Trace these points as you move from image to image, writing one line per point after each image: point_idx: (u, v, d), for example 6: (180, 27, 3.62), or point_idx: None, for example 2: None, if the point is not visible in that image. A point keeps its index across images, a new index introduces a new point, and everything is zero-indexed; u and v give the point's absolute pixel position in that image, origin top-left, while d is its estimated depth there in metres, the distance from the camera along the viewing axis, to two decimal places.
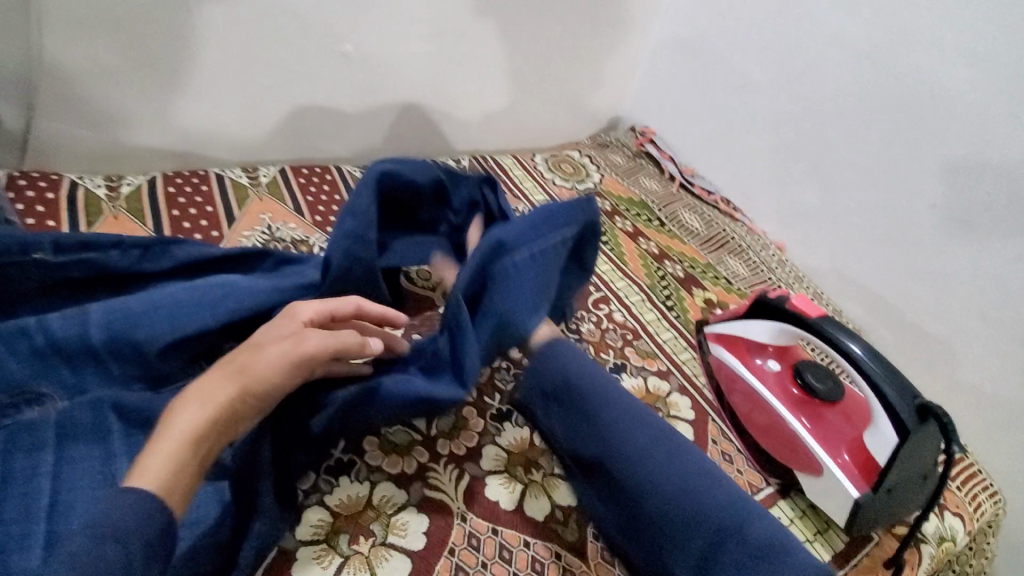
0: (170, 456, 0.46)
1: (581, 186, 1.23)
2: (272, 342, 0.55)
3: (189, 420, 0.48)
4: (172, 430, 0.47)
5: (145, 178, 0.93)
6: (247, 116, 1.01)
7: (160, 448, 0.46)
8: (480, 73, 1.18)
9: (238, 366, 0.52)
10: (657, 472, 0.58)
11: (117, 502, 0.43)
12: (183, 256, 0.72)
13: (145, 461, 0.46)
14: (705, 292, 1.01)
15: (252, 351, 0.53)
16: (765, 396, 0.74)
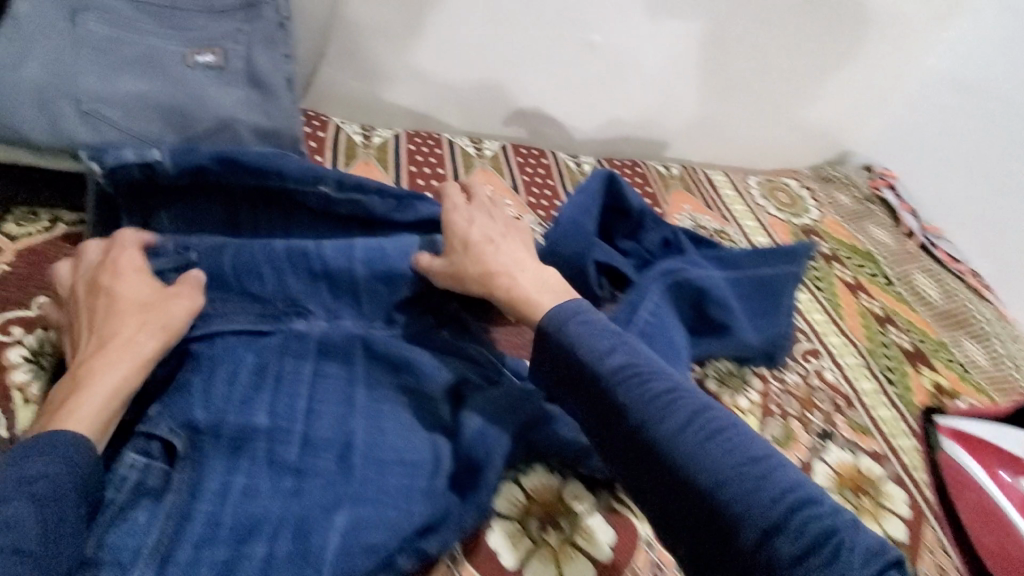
0: (97, 404, 0.51)
1: (798, 220, 1.12)
2: (125, 286, 0.60)
3: (115, 374, 0.53)
4: (98, 381, 0.52)
5: (392, 133, 1.02)
6: (485, 90, 1.06)
7: (84, 404, 0.51)
8: (715, 83, 1.14)
9: (136, 311, 0.58)
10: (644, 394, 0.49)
11: (46, 445, 0.47)
12: (421, 212, 0.76)
13: (77, 406, 0.51)
14: (936, 376, 0.87)
15: (135, 299, 0.59)
16: (1005, 510, 0.69)
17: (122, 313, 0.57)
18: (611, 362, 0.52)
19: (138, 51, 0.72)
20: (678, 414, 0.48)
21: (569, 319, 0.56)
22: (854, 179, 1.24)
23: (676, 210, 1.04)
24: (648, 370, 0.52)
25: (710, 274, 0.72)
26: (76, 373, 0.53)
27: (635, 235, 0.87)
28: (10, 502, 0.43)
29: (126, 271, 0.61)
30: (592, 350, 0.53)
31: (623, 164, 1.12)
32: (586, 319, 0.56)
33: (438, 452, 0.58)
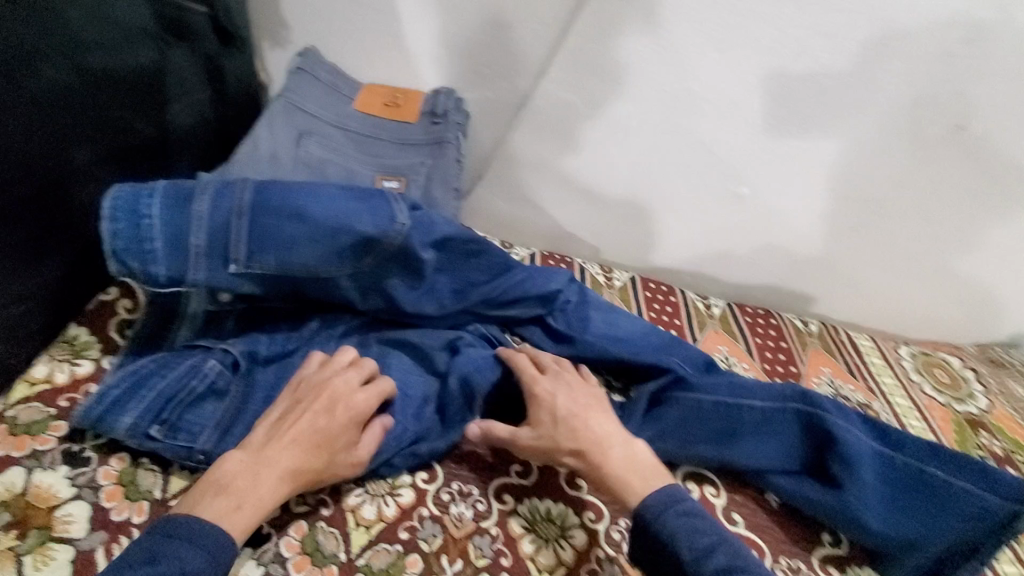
0: (251, 517, 0.54)
1: (960, 405, 0.98)
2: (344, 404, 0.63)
3: (268, 484, 0.56)
4: (271, 474, 0.57)
5: (528, 252, 1.09)
6: (626, 224, 1.10)
7: (248, 495, 0.55)
8: (868, 243, 1.07)
9: (328, 447, 0.60)
10: (689, 534, 0.58)
11: (201, 536, 0.51)
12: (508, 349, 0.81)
13: (237, 509, 0.54)
14: None
15: (335, 432, 0.61)
16: None
17: (305, 431, 0.60)
18: (660, 512, 0.60)
19: (340, 172, 0.85)
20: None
21: (664, 510, 0.60)
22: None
23: (813, 373, 0.96)
24: (714, 539, 0.58)
25: (857, 438, 0.70)
26: (257, 469, 0.57)
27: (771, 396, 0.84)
28: (187, 555, 0.50)
29: (342, 413, 0.62)
30: (693, 553, 0.57)
31: (754, 311, 1.08)
32: (687, 513, 0.60)
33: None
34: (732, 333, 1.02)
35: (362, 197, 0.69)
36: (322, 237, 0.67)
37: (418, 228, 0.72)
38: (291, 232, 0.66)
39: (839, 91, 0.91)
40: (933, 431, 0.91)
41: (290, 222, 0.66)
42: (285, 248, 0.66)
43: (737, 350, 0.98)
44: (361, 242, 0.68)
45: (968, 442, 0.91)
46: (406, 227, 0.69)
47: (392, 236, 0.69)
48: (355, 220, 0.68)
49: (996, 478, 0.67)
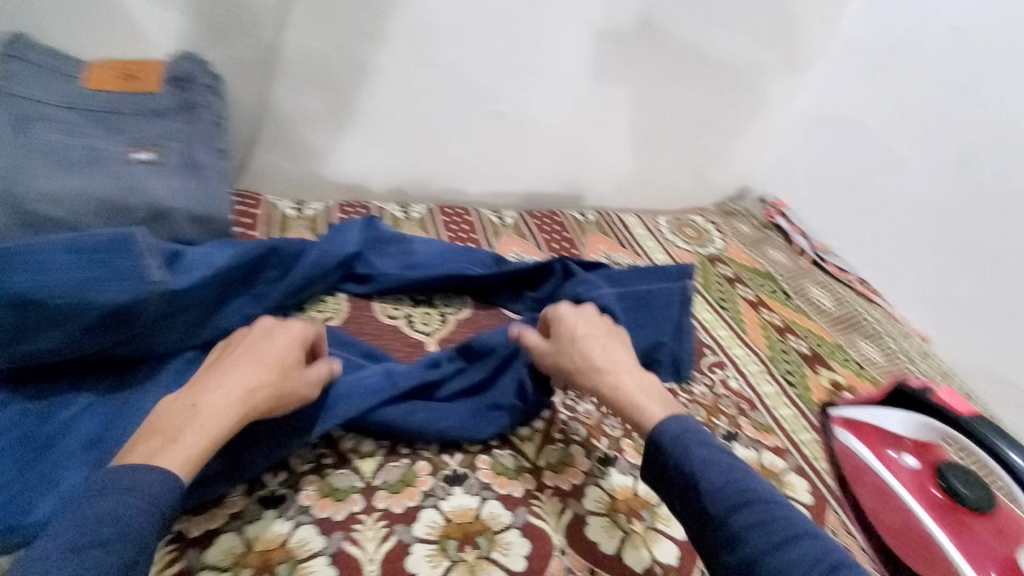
0: (195, 447, 0.51)
1: (703, 250, 1.23)
2: (283, 337, 0.62)
3: (222, 419, 0.53)
4: (214, 418, 0.53)
5: (322, 206, 1.12)
6: (413, 160, 1.18)
7: (187, 426, 0.52)
8: (615, 135, 1.26)
9: (270, 364, 0.59)
10: (712, 460, 0.56)
11: (137, 483, 0.47)
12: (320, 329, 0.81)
13: (176, 442, 0.51)
14: (833, 374, 0.95)
15: (277, 355, 0.60)
16: (897, 490, 0.70)
17: (248, 357, 0.59)
18: (679, 439, 0.58)
19: (82, 152, 0.79)
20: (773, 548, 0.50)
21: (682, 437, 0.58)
22: (751, 211, 1.37)
23: (591, 253, 1.15)
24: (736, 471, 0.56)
25: (600, 293, 0.80)
26: (195, 401, 0.54)
27: (522, 291, 0.96)
28: (127, 502, 0.46)
29: (283, 336, 0.62)
30: (712, 483, 0.54)
31: (541, 215, 1.24)
32: (700, 438, 0.58)
33: (360, 480, 0.63)
34: (523, 236, 1.15)
35: (103, 260, 0.63)
36: (62, 317, 0.61)
37: (182, 276, 0.69)
38: (16, 320, 0.59)
39: (552, 5, 1.06)
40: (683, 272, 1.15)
41: (12, 309, 0.59)
42: (21, 337, 0.60)
43: (528, 248, 1.13)
44: (114, 308, 0.63)
45: (709, 274, 1.15)
46: (165, 282, 0.66)
47: (148, 297, 0.65)
48: (94, 290, 0.62)
49: (666, 270, 0.87)
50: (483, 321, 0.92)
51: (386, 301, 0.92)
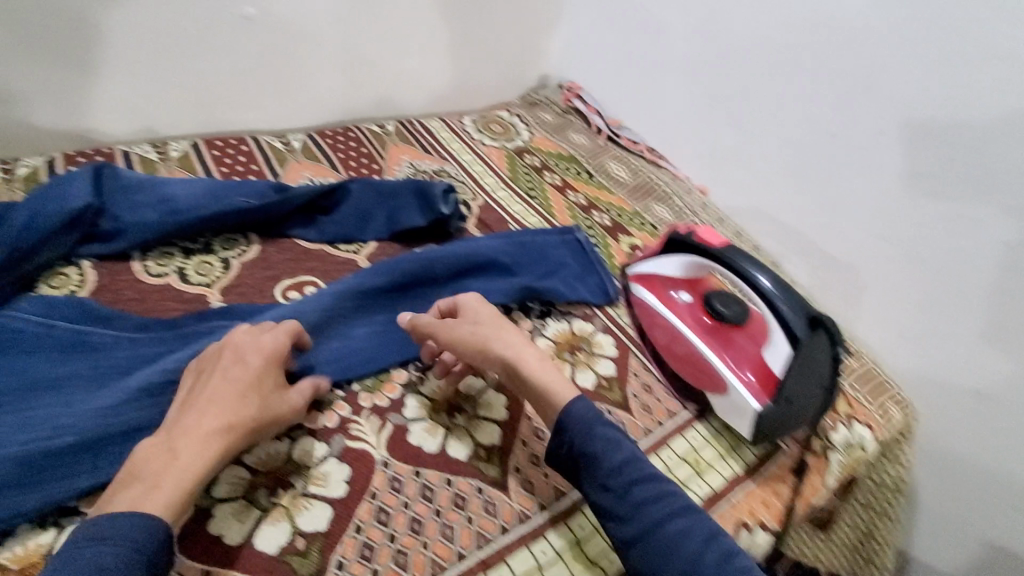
0: (178, 485, 0.48)
1: (510, 144, 1.23)
2: (256, 356, 0.57)
3: (198, 454, 0.50)
4: (190, 459, 0.50)
5: (44, 159, 0.90)
6: (149, 87, 0.97)
7: (167, 471, 0.49)
8: (393, 34, 1.16)
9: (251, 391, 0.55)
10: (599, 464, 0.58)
11: (113, 530, 0.45)
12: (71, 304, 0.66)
13: (160, 486, 0.48)
14: (632, 239, 1.03)
15: (253, 381, 0.56)
16: (676, 324, 0.77)
17: (236, 390, 0.54)
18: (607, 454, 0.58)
19: None
20: (652, 502, 0.55)
21: (591, 424, 0.59)
22: (551, 98, 1.38)
23: (394, 164, 1.08)
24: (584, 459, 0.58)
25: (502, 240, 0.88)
26: (173, 444, 0.50)
27: (313, 214, 0.87)
28: (103, 548, 0.44)
29: (254, 354, 0.58)
30: (612, 461, 0.57)
31: (333, 133, 1.13)
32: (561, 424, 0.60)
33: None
34: (314, 158, 1.04)
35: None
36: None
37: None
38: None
39: None
40: (491, 169, 1.13)
41: None
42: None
43: (322, 170, 1.02)
44: None
45: (517, 167, 1.16)
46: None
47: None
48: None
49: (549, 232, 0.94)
50: (275, 255, 0.82)
51: (149, 257, 0.78)
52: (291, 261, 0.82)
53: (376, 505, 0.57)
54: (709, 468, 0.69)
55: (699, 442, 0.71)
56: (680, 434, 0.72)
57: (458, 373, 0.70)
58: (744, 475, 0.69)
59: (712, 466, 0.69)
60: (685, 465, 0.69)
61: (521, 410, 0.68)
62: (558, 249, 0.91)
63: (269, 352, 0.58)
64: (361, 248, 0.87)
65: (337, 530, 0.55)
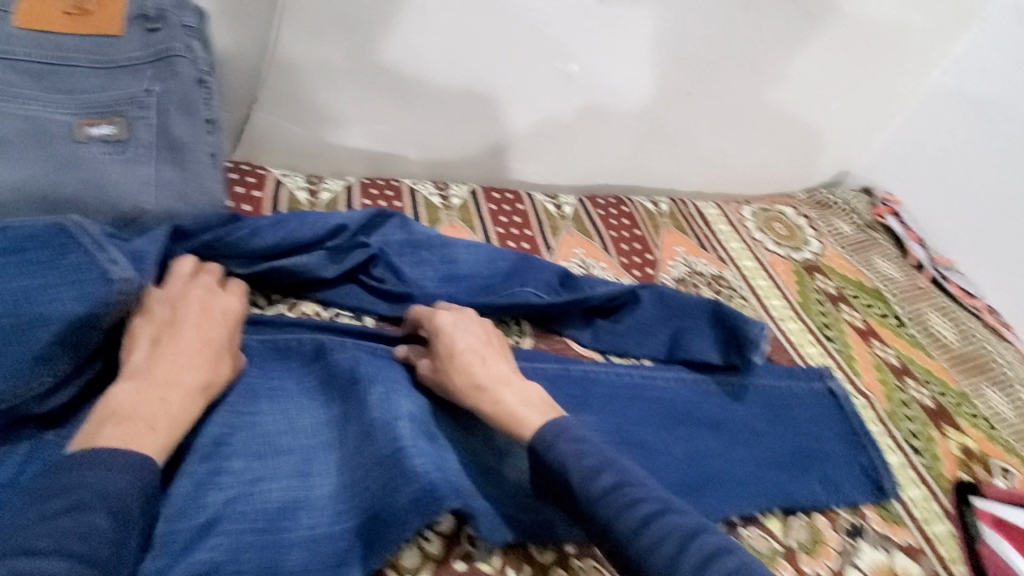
0: (169, 437, 0.47)
1: (798, 255, 1.02)
2: (218, 324, 0.57)
3: (178, 405, 0.50)
4: (175, 420, 0.49)
5: (343, 183, 0.89)
6: (451, 126, 0.95)
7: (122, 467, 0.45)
8: (697, 107, 1.04)
9: (214, 358, 0.54)
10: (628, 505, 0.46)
11: (111, 466, 0.43)
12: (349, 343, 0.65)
13: (150, 430, 0.47)
14: (964, 437, 0.78)
15: (218, 345, 0.55)
16: None
17: (197, 353, 0.53)
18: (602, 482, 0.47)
19: (18, 126, 0.57)
20: (629, 512, 0.45)
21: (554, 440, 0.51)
22: (853, 202, 1.13)
23: (668, 256, 0.94)
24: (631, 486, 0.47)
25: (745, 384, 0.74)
26: (159, 395, 0.49)
27: (593, 316, 0.76)
28: (91, 512, 0.40)
29: (217, 319, 0.57)
30: (582, 475, 0.48)
31: (606, 201, 1.02)
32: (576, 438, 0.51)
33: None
34: (586, 231, 0.94)
35: (44, 262, 0.51)
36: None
37: (144, 268, 0.56)
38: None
39: None
40: (779, 288, 0.94)
41: None
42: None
43: (594, 249, 0.91)
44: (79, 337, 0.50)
45: (808, 290, 0.95)
46: (133, 279, 0.53)
47: (114, 300, 0.52)
48: (34, 303, 0.49)
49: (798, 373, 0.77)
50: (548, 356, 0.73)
51: None
52: None
53: None
54: None
55: None
56: None
57: None
58: None
59: None
60: None
61: None
62: (816, 409, 0.74)
63: (226, 321, 0.58)
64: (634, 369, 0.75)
65: None
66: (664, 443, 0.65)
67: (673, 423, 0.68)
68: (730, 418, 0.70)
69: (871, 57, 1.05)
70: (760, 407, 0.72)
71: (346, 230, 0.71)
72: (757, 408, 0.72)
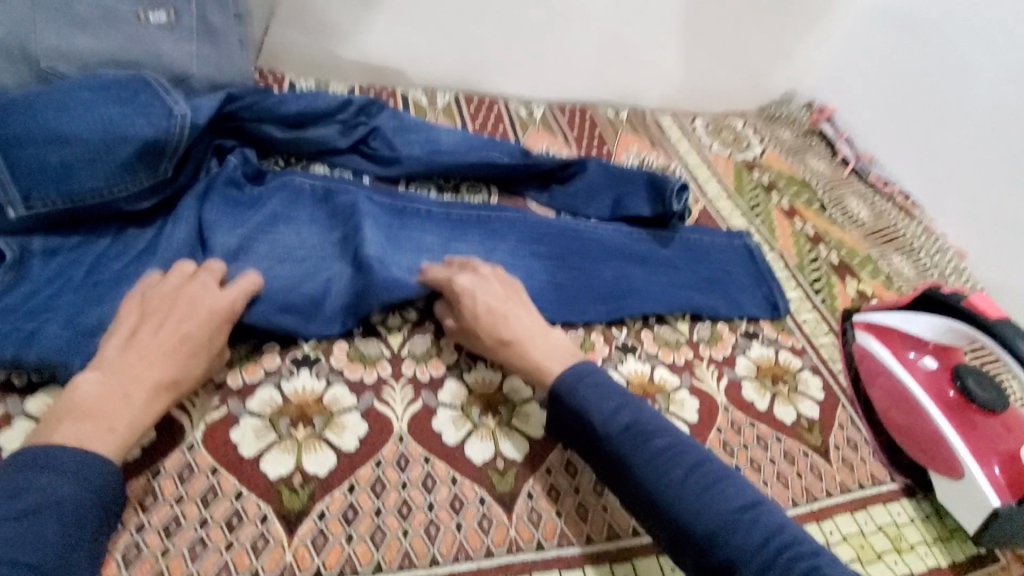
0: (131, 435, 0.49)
1: (740, 155, 1.17)
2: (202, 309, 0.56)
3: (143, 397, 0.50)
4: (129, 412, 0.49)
5: (346, 87, 1.06)
6: (438, 40, 1.11)
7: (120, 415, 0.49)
8: (654, 28, 1.19)
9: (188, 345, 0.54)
10: (628, 436, 0.55)
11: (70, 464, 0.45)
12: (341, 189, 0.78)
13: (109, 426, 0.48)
14: (861, 285, 0.94)
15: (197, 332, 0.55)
16: (911, 389, 0.72)
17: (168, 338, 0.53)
18: (606, 417, 0.56)
19: (92, 9, 0.72)
20: (656, 459, 0.54)
21: (575, 385, 0.58)
22: (795, 115, 1.28)
23: (622, 151, 1.10)
24: (630, 421, 0.56)
25: (674, 237, 0.89)
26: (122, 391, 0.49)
27: (548, 181, 0.93)
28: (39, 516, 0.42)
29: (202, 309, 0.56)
30: (611, 424, 0.56)
31: (571, 110, 1.18)
32: (597, 385, 0.58)
33: (389, 349, 0.65)
34: (552, 131, 1.11)
35: (123, 99, 0.65)
36: (96, 153, 0.63)
37: (198, 115, 0.69)
38: (58, 160, 0.62)
39: None
40: (717, 178, 1.10)
41: (51, 149, 0.62)
42: (63, 178, 0.63)
43: (557, 143, 1.08)
44: (146, 153, 0.65)
45: (743, 180, 1.11)
46: (189, 117, 0.67)
47: (175, 131, 0.66)
48: (119, 125, 0.64)
49: (718, 231, 0.92)
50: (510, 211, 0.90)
51: (411, 187, 0.90)
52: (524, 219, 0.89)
53: (568, 457, 0.61)
54: (909, 548, 0.65)
55: (902, 518, 0.67)
56: (882, 503, 0.68)
57: (655, 365, 0.73)
58: (945, 569, 0.65)
59: (912, 548, 0.65)
60: (883, 536, 0.65)
61: (711, 419, 0.69)
62: (733, 254, 0.89)
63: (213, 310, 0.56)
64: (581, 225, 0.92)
65: (532, 466, 0.59)
66: (595, 269, 0.80)
67: (607, 258, 0.82)
68: (657, 256, 0.85)
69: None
70: (684, 252, 0.87)
71: (350, 106, 0.87)
72: (683, 253, 0.87)
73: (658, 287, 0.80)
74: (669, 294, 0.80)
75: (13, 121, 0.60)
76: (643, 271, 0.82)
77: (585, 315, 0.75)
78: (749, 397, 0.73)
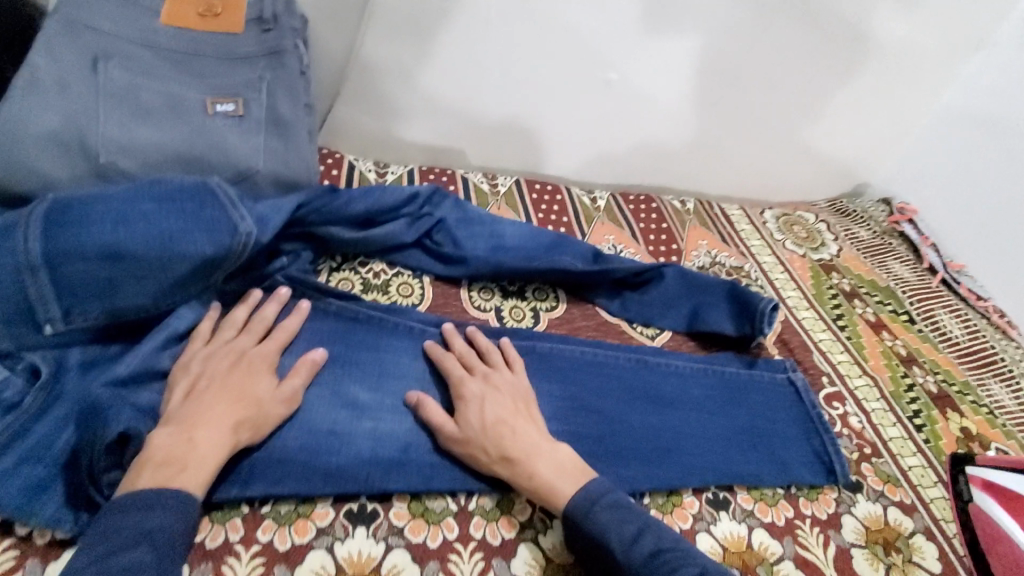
0: None
1: (815, 255, 1.09)
2: None
3: None
4: None
5: (406, 169, 1.02)
6: (503, 123, 1.07)
7: None
8: (724, 118, 1.14)
9: None
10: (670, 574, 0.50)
11: None
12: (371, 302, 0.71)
13: None
14: (965, 420, 0.84)
15: None
16: None
17: None
18: (655, 565, 0.50)
19: (159, 98, 0.71)
20: None
21: (626, 532, 0.52)
22: (871, 211, 1.21)
23: (692, 247, 1.04)
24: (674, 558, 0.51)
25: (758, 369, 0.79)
26: None
27: (619, 285, 0.86)
28: None
29: None
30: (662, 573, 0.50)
31: (636, 199, 1.12)
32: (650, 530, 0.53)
33: (455, 501, 0.58)
34: (617, 222, 1.04)
35: (188, 212, 0.60)
36: (149, 270, 0.58)
37: (262, 228, 0.65)
38: (107, 276, 0.57)
39: None
40: (795, 282, 1.02)
41: (99, 266, 0.56)
42: (111, 293, 0.57)
43: (623, 237, 1.02)
44: (199, 269, 0.60)
45: (822, 285, 1.02)
46: (253, 235, 0.62)
47: (237, 248, 0.61)
48: (176, 241, 0.59)
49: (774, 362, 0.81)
50: (579, 320, 0.83)
51: (473, 288, 0.83)
52: (595, 329, 0.82)
53: None
54: None
55: None
56: None
57: (751, 526, 0.64)
58: None
59: None
60: None
61: None
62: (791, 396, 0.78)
63: None
64: (656, 336, 0.84)
65: None
66: (676, 408, 0.72)
67: (687, 391, 0.74)
68: (739, 391, 0.76)
69: (887, 78, 1.14)
70: (768, 387, 0.78)
71: (417, 198, 0.82)
72: (767, 389, 0.78)
73: (743, 432, 0.72)
74: (750, 442, 0.71)
75: (64, 232, 0.56)
76: (724, 413, 0.73)
77: (673, 469, 0.66)
78: (862, 572, 0.63)
